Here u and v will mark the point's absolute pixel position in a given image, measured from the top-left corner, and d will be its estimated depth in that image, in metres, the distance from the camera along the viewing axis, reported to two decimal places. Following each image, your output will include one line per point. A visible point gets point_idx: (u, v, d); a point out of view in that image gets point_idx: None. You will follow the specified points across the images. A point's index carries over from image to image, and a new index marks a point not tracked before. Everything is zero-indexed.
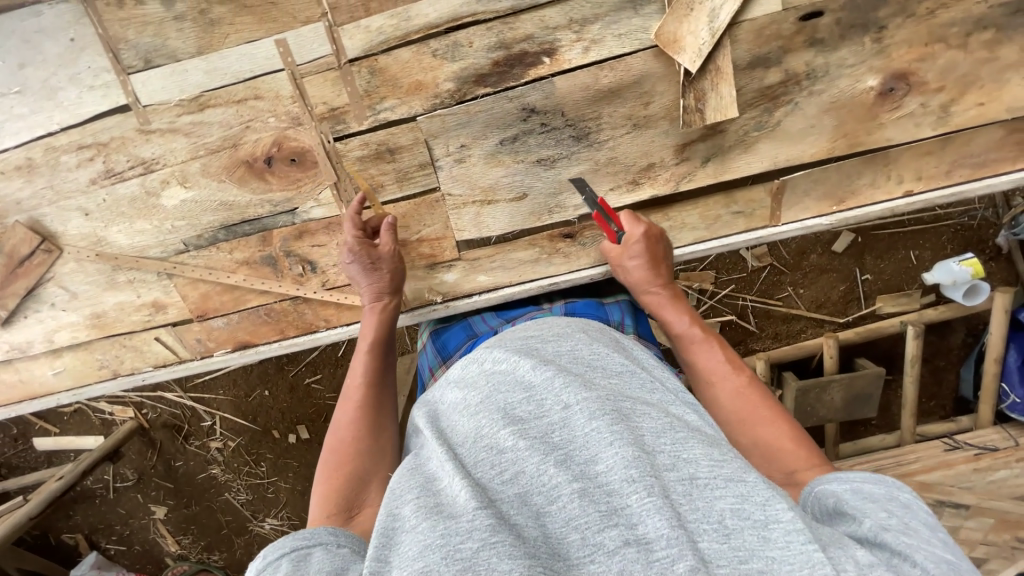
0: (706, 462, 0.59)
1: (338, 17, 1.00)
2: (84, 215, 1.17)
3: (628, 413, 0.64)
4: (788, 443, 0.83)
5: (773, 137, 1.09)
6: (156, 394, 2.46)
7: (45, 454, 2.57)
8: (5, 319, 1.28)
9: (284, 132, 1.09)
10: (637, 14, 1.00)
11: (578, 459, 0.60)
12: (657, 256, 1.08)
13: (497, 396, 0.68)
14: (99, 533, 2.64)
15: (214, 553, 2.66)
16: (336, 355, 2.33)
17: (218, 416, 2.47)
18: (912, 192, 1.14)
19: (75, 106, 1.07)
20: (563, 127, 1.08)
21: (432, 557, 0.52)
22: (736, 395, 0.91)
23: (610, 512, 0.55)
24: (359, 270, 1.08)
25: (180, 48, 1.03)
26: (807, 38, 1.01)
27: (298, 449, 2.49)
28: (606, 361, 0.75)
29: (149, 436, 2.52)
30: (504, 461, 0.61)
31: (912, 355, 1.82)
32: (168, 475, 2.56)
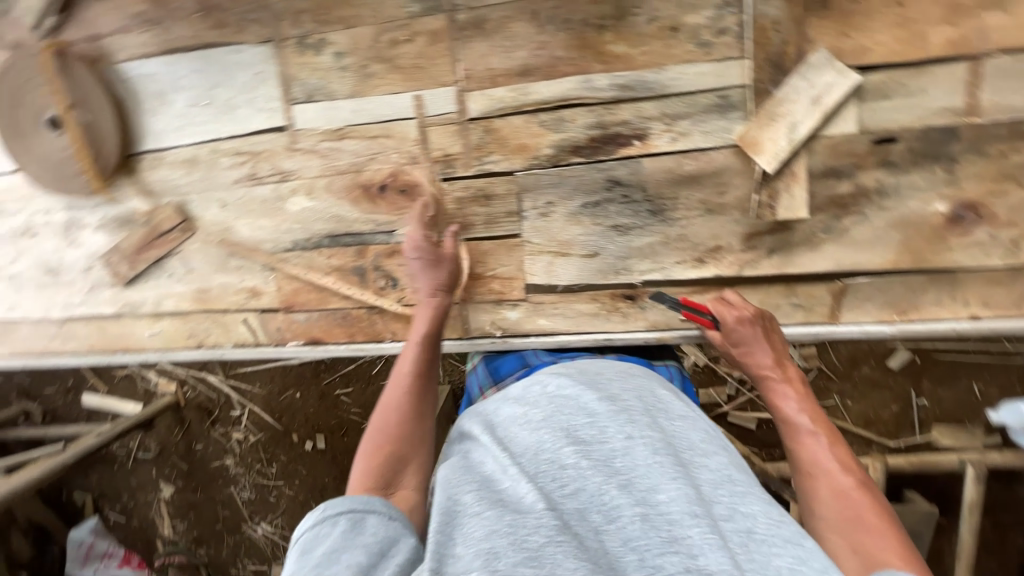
0: (764, 519, 0.63)
1: (469, 84, 1.20)
2: (221, 206, 1.39)
3: (688, 462, 0.69)
4: (894, 557, 0.79)
5: (838, 241, 1.17)
6: (201, 375, 2.61)
7: (88, 411, 2.77)
8: (130, 280, 1.49)
9: (401, 167, 1.27)
10: (724, 117, 1.13)
11: (640, 486, 0.66)
12: (762, 337, 1.13)
13: (560, 417, 0.74)
14: (105, 499, 2.73)
15: (202, 546, 2.70)
16: (371, 372, 2.43)
17: (249, 408, 2.58)
18: (978, 316, 1.16)
19: (244, 121, 1.31)
20: (641, 201, 1.21)
21: (500, 541, 0.60)
22: (839, 496, 0.90)
23: (670, 540, 0.60)
24: (423, 269, 1.19)
25: (338, 90, 1.25)
26: (880, 160, 1.11)
27: (312, 458, 2.54)
28: (668, 406, 0.79)
29: (181, 414, 2.64)
30: (565, 476, 0.67)
31: (972, 501, 1.72)
32: (186, 457, 2.66)
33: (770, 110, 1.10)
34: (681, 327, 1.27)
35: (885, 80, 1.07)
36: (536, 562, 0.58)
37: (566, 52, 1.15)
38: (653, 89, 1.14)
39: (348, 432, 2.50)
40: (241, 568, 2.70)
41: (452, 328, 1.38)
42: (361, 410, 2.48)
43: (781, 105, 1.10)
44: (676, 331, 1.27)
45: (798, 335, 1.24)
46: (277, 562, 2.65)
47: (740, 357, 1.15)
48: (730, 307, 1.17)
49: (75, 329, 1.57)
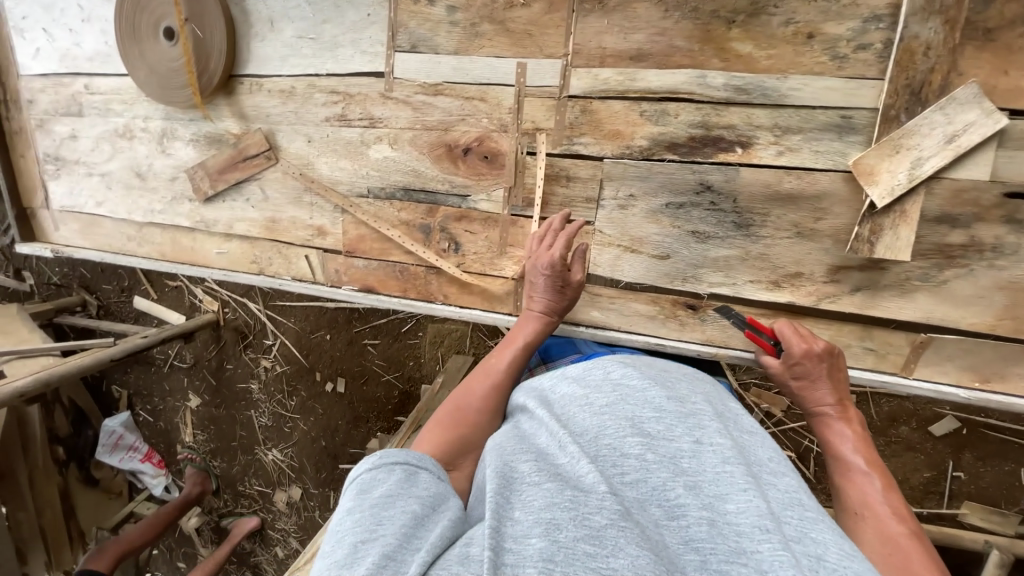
0: (838, 551, 0.60)
1: (576, 60, 1.17)
2: (307, 141, 1.42)
3: (757, 476, 0.68)
4: None
5: (935, 292, 1.09)
6: (242, 300, 2.72)
7: (136, 313, 2.95)
8: (208, 197, 1.55)
9: (489, 133, 1.26)
10: (840, 139, 1.07)
11: (707, 490, 0.65)
12: (823, 374, 1.07)
13: (625, 406, 0.76)
14: (139, 397, 2.92)
15: (217, 459, 2.86)
16: (401, 329, 2.47)
17: (281, 339, 2.68)
18: None
19: (345, 62, 1.32)
20: (729, 212, 1.16)
21: (559, 514, 0.62)
22: (884, 537, 0.87)
23: (737, 551, 0.59)
24: (546, 285, 1.16)
25: (443, 45, 1.24)
26: (1006, 215, 1.02)
27: (329, 399, 2.64)
28: (738, 420, 0.78)
29: (219, 333, 2.78)
30: (627, 465, 0.69)
31: None
32: (216, 374, 2.81)
33: (895, 140, 1.02)
34: (740, 348, 1.23)
35: None
36: (597, 541, 0.59)
37: (685, 43, 1.10)
38: (770, 96, 1.08)
39: (367, 381, 2.57)
40: (248, 486, 2.86)
41: (505, 303, 1.38)
42: (384, 363, 2.54)
43: (909, 137, 1.02)
44: (733, 351, 1.23)
45: (861, 380, 1.17)
46: (281, 489, 2.79)
47: (798, 389, 1.11)
48: (797, 338, 1.11)
49: (152, 234, 1.66)
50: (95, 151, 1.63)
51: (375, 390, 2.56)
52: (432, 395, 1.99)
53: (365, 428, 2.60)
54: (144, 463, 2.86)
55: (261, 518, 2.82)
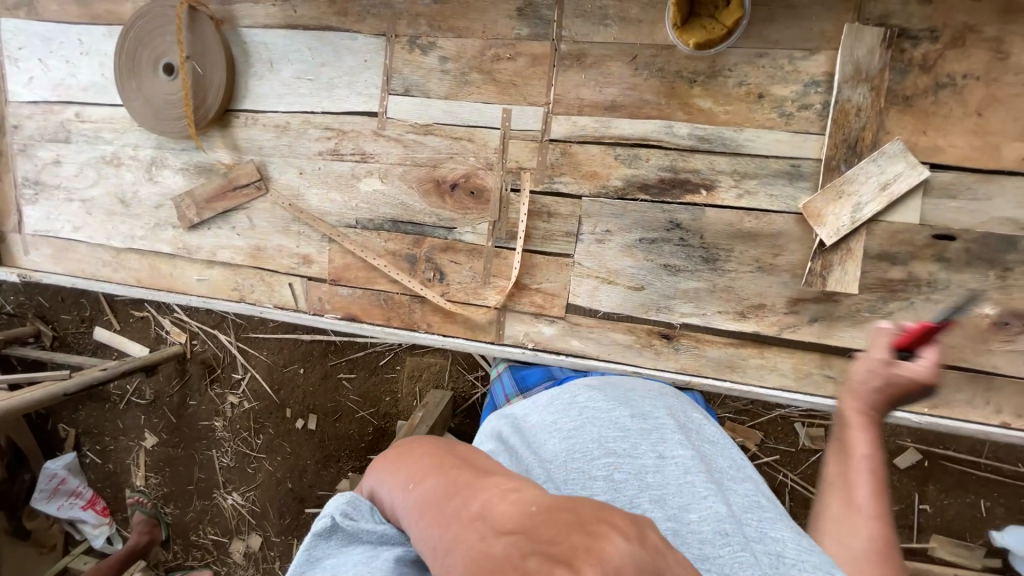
0: (794, 545, 0.68)
1: (556, 108, 1.29)
2: (298, 173, 1.47)
3: (719, 483, 0.78)
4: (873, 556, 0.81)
5: (883, 322, 1.19)
6: (213, 331, 2.65)
7: (96, 345, 2.81)
8: (193, 224, 1.56)
9: (475, 170, 1.34)
10: (791, 184, 1.19)
11: (672, 503, 0.73)
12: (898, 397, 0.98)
13: (593, 429, 0.85)
14: (88, 437, 2.73)
15: (170, 505, 2.67)
16: (380, 362, 2.45)
17: (251, 373, 2.60)
18: (1009, 425, 1.17)
19: (341, 101, 1.40)
20: (696, 247, 1.25)
21: None
22: (875, 541, 0.83)
23: (702, 557, 0.65)
24: None
25: (434, 90, 1.35)
26: (936, 253, 1.15)
27: (300, 436, 2.54)
28: (701, 431, 0.91)
29: (183, 366, 2.68)
30: (596, 486, 0.77)
31: None
32: (177, 410, 2.68)
33: (837, 186, 1.15)
34: (712, 377, 1.29)
35: (952, 180, 1.12)
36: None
37: (654, 98, 1.23)
38: (728, 146, 1.21)
39: (341, 417, 2.50)
40: (202, 535, 2.66)
41: (487, 332, 1.41)
42: (360, 398, 2.49)
43: (849, 184, 1.15)
44: (706, 378, 1.29)
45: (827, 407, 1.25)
46: (239, 537, 2.60)
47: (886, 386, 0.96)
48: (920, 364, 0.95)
49: (130, 260, 1.64)
50: (78, 177, 1.63)
51: (347, 426, 2.49)
52: (409, 429, 1.97)
53: (336, 467, 2.50)
54: (86, 511, 2.64)
55: (214, 572, 2.61)
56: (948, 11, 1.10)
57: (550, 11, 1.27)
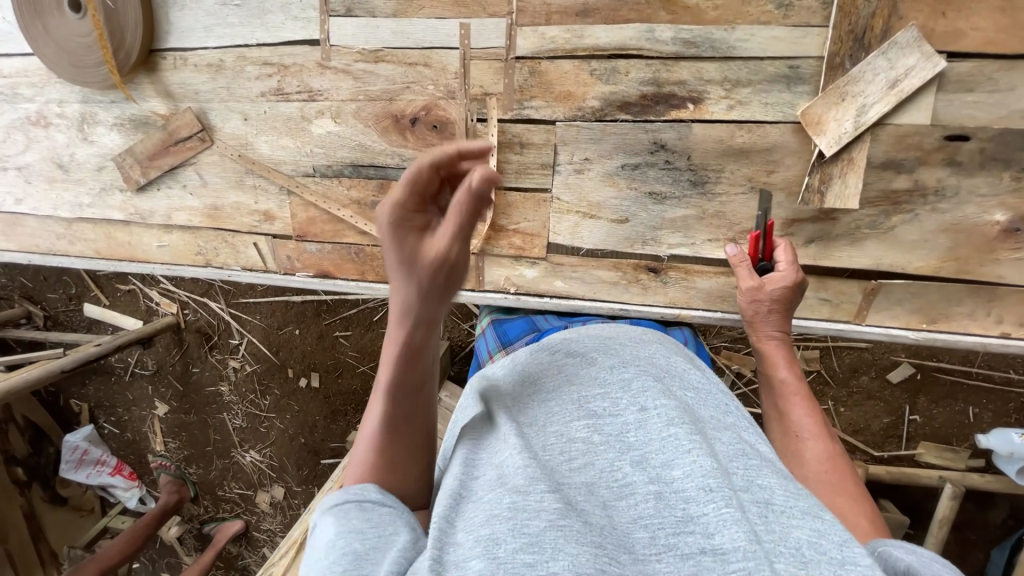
0: (782, 492, 0.64)
1: (521, 19, 1.12)
2: (242, 120, 1.32)
3: (703, 430, 0.72)
4: (823, 466, 0.95)
5: (883, 239, 1.11)
6: (203, 299, 2.60)
7: (88, 322, 2.77)
8: (141, 186, 1.44)
9: (436, 101, 1.20)
10: (789, 89, 1.06)
11: (654, 463, 0.68)
12: (789, 303, 1.10)
13: (573, 389, 0.82)
14: (101, 409, 2.76)
15: (193, 465, 2.76)
16: (372, 318, 2.41)
17: (247, 338, 2.58)
18: (1009, 335, 1.13)
19: (276, 30, 1.23)
20: (684, 170, 1.14)
21: (499, 527, 0.61)
22: (826, 460, 0.96)
23: (684, 518, 0.61)
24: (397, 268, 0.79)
25: (380, 7, 1.17)
26: (946, 157, 1.04)
27: (304, 395, 2.57)
28: (685, 376, 0.85)
29: (180, 336, 2.65)
30: (575, 450, 0.73)
31: (942, 516, 1.76)
32: (181, 378, 2.69)
33: (841, 88, 1.02)
34: (702, 309, 1.24)
35: (971, 70, 0.99)
36: (536, 546, 0.58)
37: None
38: (718, 49, 1.06)
39: (342, 374, 2.51)
40: (228, 490, 2.77)
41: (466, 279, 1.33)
42: (358, 354, 2.48)
43: (855, 83, 1.02)
44: (696, 311, 1.24)
45: (820, 330, 1.21)
46: (262, 490, 2.72)
47: (777, 300, 1.09)
48: (789, 265, 1.09)
49: (84, 231, 1.54)
50: (7, 143, 1.48)
51: (350, 381, 2.50)
52: None
53: (343, 421, 2.55)
54: (114, 476, 2.71)
55: (245, 521, 2.74)
56: None
57: None
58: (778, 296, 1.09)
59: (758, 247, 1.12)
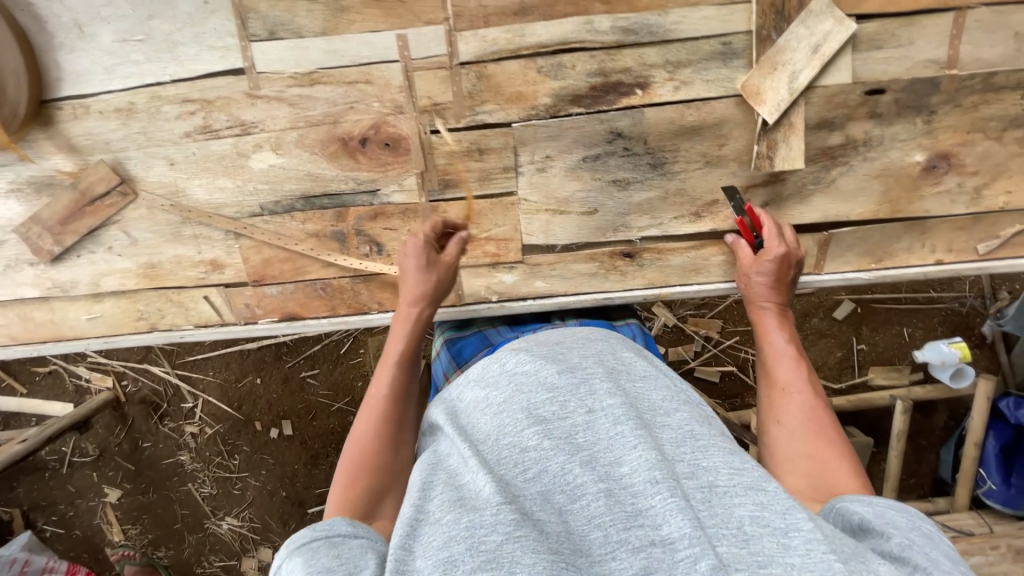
0: (725, 472, 0.71)
1: (459, 24, 1.09)
2: (168, 165, 1.19)
3: (650, 422, 0.77)
4: (808, 421, 0.98)
5: (827, 193, 1.20)
6: (142, 366, 2.38)
7: (4, 417, 2.42)
8: (57, 256, 1.27)
9: (384, 118, 1.15)
10: (726, 65, 1.11)
11: (604, 461, 0.73)
12: (785, 279, 1.15)
13: (522, 395, 0.82)
14: (38, 511, 2.44)
15: (161, 548, 2.47)
16: (340, 352, 2.33)
17: (203, 398, 2.38)
18: (943, 260, 1.26)
19: (191, 62, 1.11)
20: (642, 154, 1.17)
21: (457, 549, 0.65)
22: (807, 414, 0.99)
23: (634, 512, 0.67)
24: (414, 268, 1.13)
25: (306, 26, 1.09)
26: (870, 111, 1.14)
27: (277, 445, 2.39)
28: (632, 365, 0.88)
29: (121, 411, 2.40)
30: (528, 460, 0.75)
31: (899, 430, 1.93)
32: (132, 457, 2.42)
33: (772, 58, 1.09)
34: (679, 285, 1.27)
35: (877, 30, 1.09)
36: (496, 562, 0.63)
37: None
38: (655, 34, 1.10)
39: (316, 416, 2.36)
40: (208, 565, 2.48)
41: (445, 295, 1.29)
42: (330, 393, 2.36)
43: (783, 53, 1.09)
44: (675, 288, 1.27)
45: None
46: (248, 556, 2.46)
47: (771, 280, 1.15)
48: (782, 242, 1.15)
49: None
50: None
51: (326, 422, 2.36)
52: None
53: (325, 465, 2.39)
54: None
55: None
56: None
57: None
58: (771, 270, 1.14)
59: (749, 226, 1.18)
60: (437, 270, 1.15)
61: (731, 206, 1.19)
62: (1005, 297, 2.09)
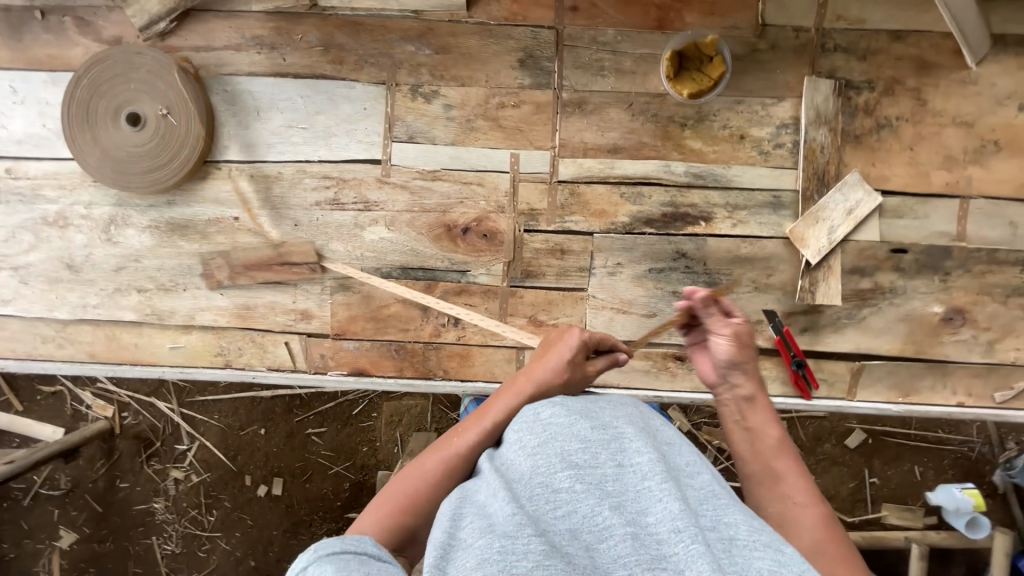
0: (745, 527, 0.69)
1: (562, 152, 1.35)
2: (293, 225, 1.38)
3: (677, 477, 0.76)
4: (820, 538, 0.82)
5: (859, 327, 1.37)
6: (149, 400, 2.25)
7: None
8: (167, 287, 1.40)
9: (487, 214, 1.36)
10: (775, 212, 1.35)
11: (631, 507, 0.71)
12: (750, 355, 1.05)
13: (556, 442, 0.78)
14: None
15: None
16: (353, 412, 2.19)
17: (199, 442, 2.23)
18: (963, 403, 1.39)
19: (339, 149, 1.36)
20: (701, 273, 1.36)
21: (488, 568, 0.63)
22: (819, 528, 0.84)
23: (657, 557, 0.65)
24: (560, 361, 1.05)
25: (440, 136, 1.34)
26: (894, 265, 1.35)
27: (261, 505, 2.21)
28: (662, 430, 0.86)
29: (111, 445, 2.25)
30: (558, 499, 0.72)
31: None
32: (103, 497, 2.25)
33: (814, 213, 1.32)
34: None
35: (899, 203, 1.34)
36: None
37: (651, 140, 1.34)
38: (720, 181, 1.34)
39: (311, 478, 2.20)
40: None
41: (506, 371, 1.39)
42: (332, 453, 2.20)
43: (823, 210, 1.32)
44: None
45: (788, 406, 1.39)
46: None
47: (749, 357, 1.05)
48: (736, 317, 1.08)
49: (80, 333, 1.42)
50: (10, 242, 1.39)
51: (320, 486, 2.19)
52: None
53: (306, 534, 2.20)
54: None
55: None
56: (879, 66, 1.33)
57: (551, 62, 1.33)
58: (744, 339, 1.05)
59: (788, 348, 1.34)
60: (575, 376, 1.06)
61: (770, 326, 1.35)
62: (1012, 447, 2.14)
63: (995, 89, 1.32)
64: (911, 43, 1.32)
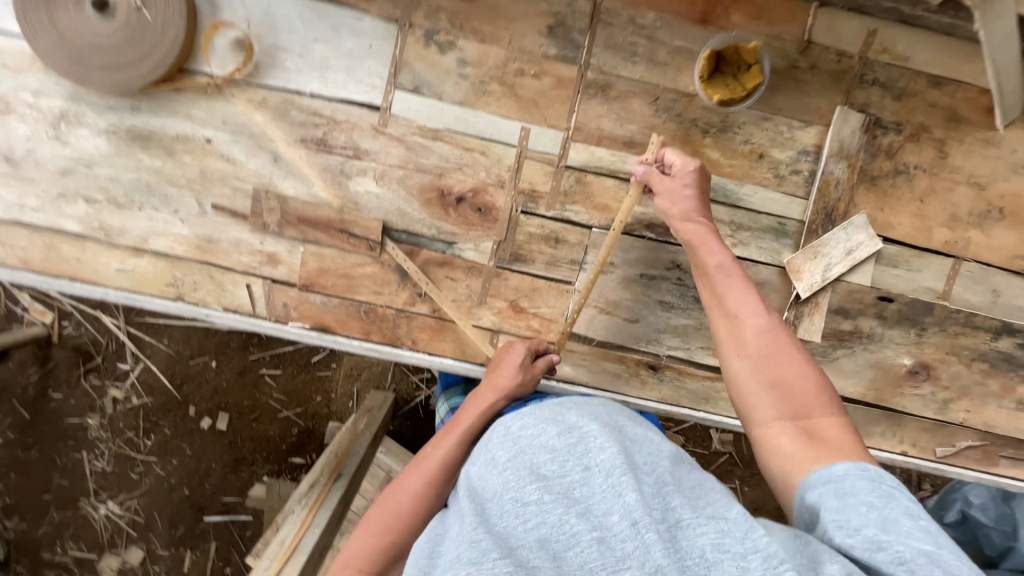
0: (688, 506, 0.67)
1: (576, 135, 1.26)
2: (271, 160, 1.25)
3: (638, 467, 0.72)
4: (763, 342, 0.97)
5: (830, 366, 1.38)
6: (94, 312, 2.09)
7: None
8: (121, 203, 1.26)
9: (485, 186, 1.27)
10: (777, 240, 1.32)
11: (597, 510, 0.66)
12: (699, 194, 1.15)
13: (524, 456, 0.76)
14: None
15: (12, 518, 2.16)
16: (312, 360, 2.11)
17: (143, 365, 2.11)
18: (907, 452, 1.44)
19: (336, 85, 1.22)
20: (691, 287, 1.33)
21: None
22: (761, 333, 0.98)
23: (623, 557, 0.61)
24: (513, 362, 1.14)
25: (449, 93, 1.23)
26: (877, 312, 1.35)
27: (203, 439, 2.13)
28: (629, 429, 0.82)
29: (46, 352, 2.09)
30: (526, 513, 0.69)
31: None
32: (32, 405, 2.12)
33: (815, 248, 1.30)
34: (690, 407, 1.39)
35: (896, 252, 1.33)
36: None
37: (670, 140, 1.27)
38: (730, 197, 1.29)
39: (258, 418, 2.13)
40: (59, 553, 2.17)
41: (477, 352, 1.34)
42: (284, 398, 2.13)
43: (824, 246, 1.30)
44: (685, 409, 1.38)
45: None
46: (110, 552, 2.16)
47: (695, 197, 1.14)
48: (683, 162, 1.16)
49: (14, 236, 1.27)
50: None
51: (266, 428, 2.13)
52: (351, 436, 1.66)
53: (246, 473, 2.14)
54: None
55: None
56: (911, 110, 1.28)
57: (581, 35, 1.22)
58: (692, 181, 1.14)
59: None
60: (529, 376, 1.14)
61: None
62: (928, 488, 2.28)
63: (1014, 156, 1.31)
64: (947, 91, 1.28)
